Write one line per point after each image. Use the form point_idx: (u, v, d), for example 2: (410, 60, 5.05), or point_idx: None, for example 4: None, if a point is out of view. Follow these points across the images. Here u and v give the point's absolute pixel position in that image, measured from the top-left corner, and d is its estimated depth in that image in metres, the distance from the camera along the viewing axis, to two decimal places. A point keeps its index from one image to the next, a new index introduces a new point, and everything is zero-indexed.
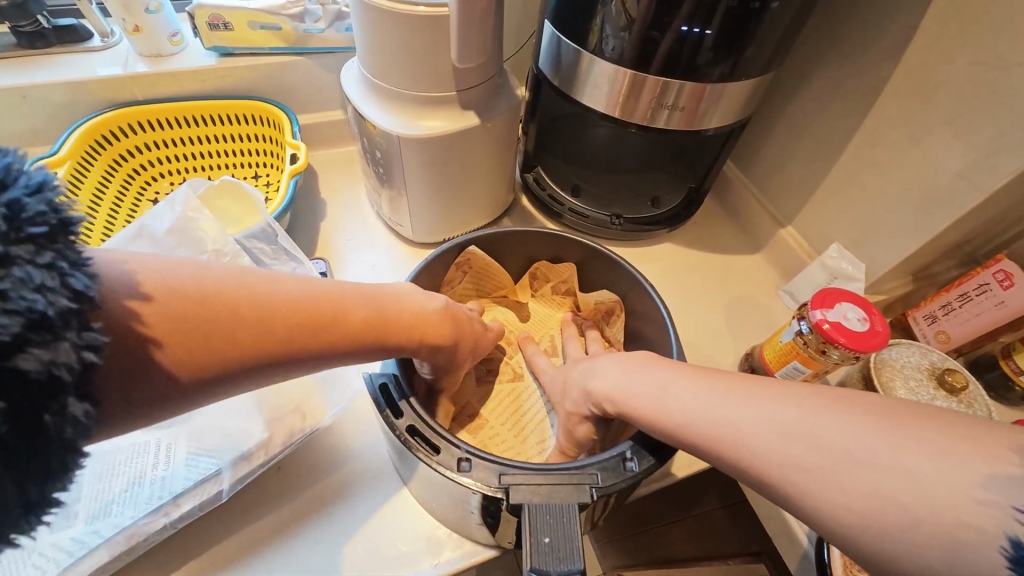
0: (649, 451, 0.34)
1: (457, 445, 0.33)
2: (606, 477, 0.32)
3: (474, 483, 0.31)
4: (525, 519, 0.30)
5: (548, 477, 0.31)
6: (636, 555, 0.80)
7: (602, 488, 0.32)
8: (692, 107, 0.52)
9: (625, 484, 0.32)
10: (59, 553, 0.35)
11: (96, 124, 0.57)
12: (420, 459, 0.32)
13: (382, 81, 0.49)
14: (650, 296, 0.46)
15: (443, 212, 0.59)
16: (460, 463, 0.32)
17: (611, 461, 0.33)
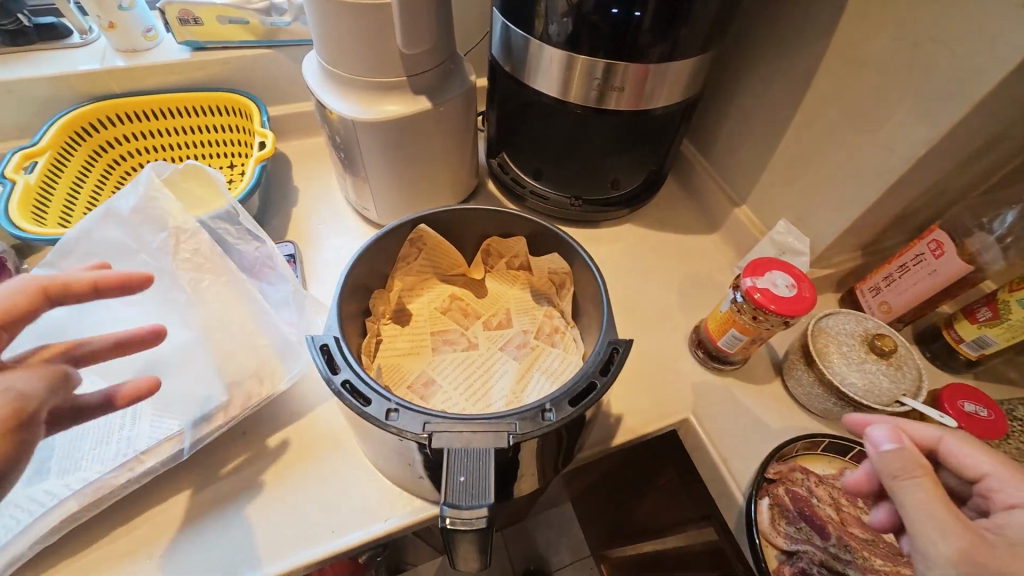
0: (570, 401, 0.36)
1: (387, 397, 0.35)
2: (525, 425, 0.34)
3: (401, 431, 0.34)
4: (445, 460, 0.32)
5: (469, 425, 0.34)
6: (613, 530, 0.83)
7: (520, 435, 0.34)
8: (636, 88, 0.55)
9: (543, 431, 0.34)
10: (32, 505, 0.38)
11: (75, 117, 0.60)
12: (353, 411, 0.35)
13: (336, 67, 0.51)
14: (590, 268, 0.47)
15: (406, 195, 0.62)
16: (389, 413, 0.34)
17: (530, 411, 0.35)
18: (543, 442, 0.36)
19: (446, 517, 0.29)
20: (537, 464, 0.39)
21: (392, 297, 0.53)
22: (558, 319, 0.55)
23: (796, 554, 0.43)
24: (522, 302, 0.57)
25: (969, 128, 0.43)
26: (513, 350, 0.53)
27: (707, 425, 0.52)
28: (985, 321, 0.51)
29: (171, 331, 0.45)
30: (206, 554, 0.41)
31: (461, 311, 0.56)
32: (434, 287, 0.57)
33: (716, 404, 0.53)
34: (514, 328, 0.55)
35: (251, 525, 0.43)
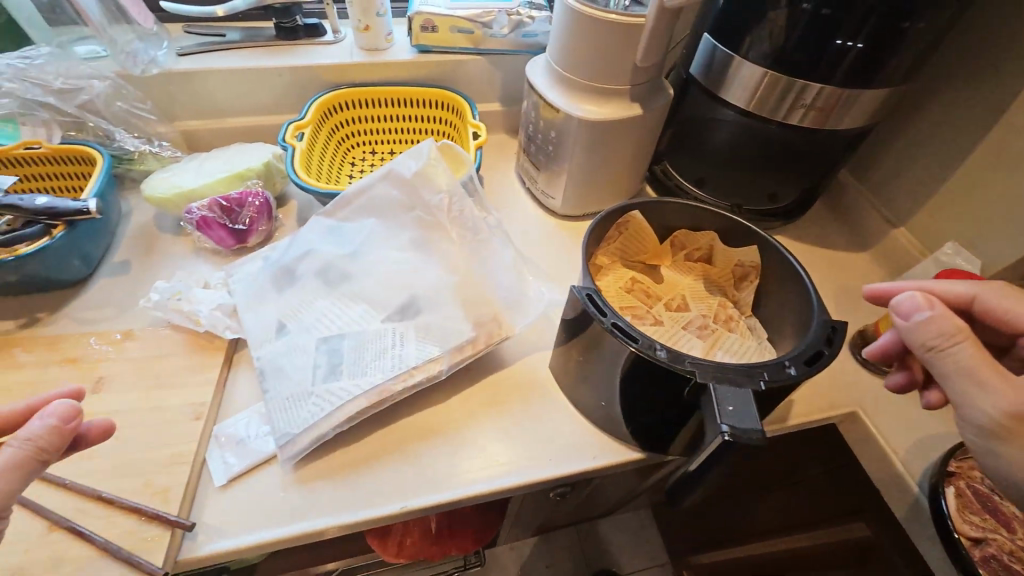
0: (804, 362, 0.42)
1: (651, 339, 0.43)
2: (771, 374, 0.41)
3: (668, 365, 0.41)
4: (712, 392, 0.39)
5: (725, 367, 0.41)
6: (724, 526, 0.86)
7: (769, 381, 0.40)
8: (826, 109, 0.61)
9: (787, 381, 0.40)
10: (333, 395, 0.49)
11: (327, 100, 0.73)
12: (624, 346, 0.42)
13: (569, 71, 0.61)
14: (789, 262, 0.54)
15: (592, 188, 0.71)
16: (655, 350, 0.42)
17: (774, 364, 0.41)
18: (779, 394, 0.42)
19: (727, 432, 0.37)
20: None
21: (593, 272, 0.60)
22: (734, 309, 0.61)
23: (984, 541, 0.46)
24: (697, 290, 0.63)
25: None
26: (696, 331, 0.59)
27: (874, 420, 0.56)
28: None
29: (430, 275, 0.55)
30: (453, 461, 0.50)
31: (644, 292, 0.63)
32: (618, 269, 0.63)
33: (882, 403, 0.58)
34: (693, 312, 0.61)
35: (486, 443, 0.51)
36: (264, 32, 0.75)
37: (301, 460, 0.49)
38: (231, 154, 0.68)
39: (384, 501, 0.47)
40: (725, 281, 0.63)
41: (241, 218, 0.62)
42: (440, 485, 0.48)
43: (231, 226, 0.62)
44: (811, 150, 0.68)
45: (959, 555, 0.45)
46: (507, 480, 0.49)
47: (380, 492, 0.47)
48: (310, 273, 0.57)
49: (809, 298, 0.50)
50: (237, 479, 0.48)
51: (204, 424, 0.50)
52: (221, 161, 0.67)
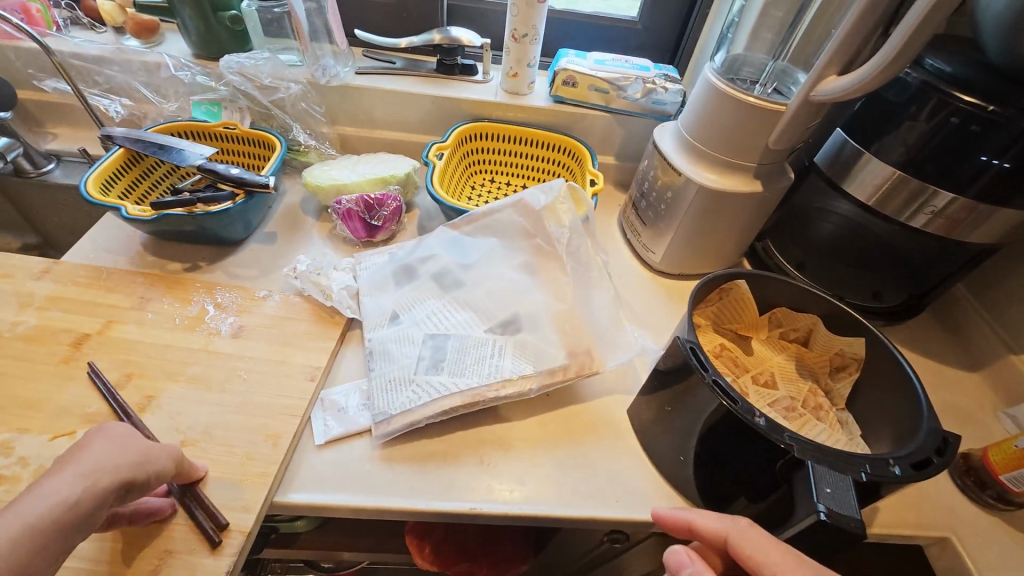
0: (910, 465, 0.41)
1: (748, 403, 0.44)
2: (873, 468, 0.40)
3: (765, 432, 0.42)
4: (810, 470, 0.39)
5: (825, 450, 0.41)
6: None
7: (872, 474, 0.39)
8: (956, 219, 0.60)
9: (891, 480, 0.39)
10: (432, 387, 0.53)
11: (467, 129, 0.82)
12: (721, 403, 0.44)
13: (699, 139, 0.65)
14: (897, 361, 0.53)
15: (693, 251, 0.73)
16: (754, 416, 0.43)
17: (878, 459, 0.40)
18: (878, 490, 0.41)
19: (822, 511, 0.37)
20: None
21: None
22: (824, 398, 0.60)
23: None
24: (786, 370, 0.62)
25: None
26: (782, 411, 0.58)
27: (970, 551, 0.52)
28: None
29: (538, 299, 0.59)
30: (525, 477, 0.52)
31: (731, 360, 0.63)
32: (710, 333, 0.64)
33: (980, 535, 0.53)
34: (781, 391, 0.60)
35: (557, 467, 0.53)
36: (426, 65, 0.87)
37: (390, 440, 0.53)
38: (380, 161, 0.78)
39: (457, 496, 0.50)
40: (819, 367, 0.62)
41: (378, 215, 0.71)
42: (509, 496, 0.50)
43: (368, 221, 0.71)
44: (938, 259, 0.66)
45: None
46: (574, 509, 0.50)
47: (455, 488, 0.50)
48: (429, 275, 0.63)
49: (919, 404, 0.49)
50: (333, 442, 0.52)
51: (316, 387, 0.55)
52: (370, 165, 0.77)
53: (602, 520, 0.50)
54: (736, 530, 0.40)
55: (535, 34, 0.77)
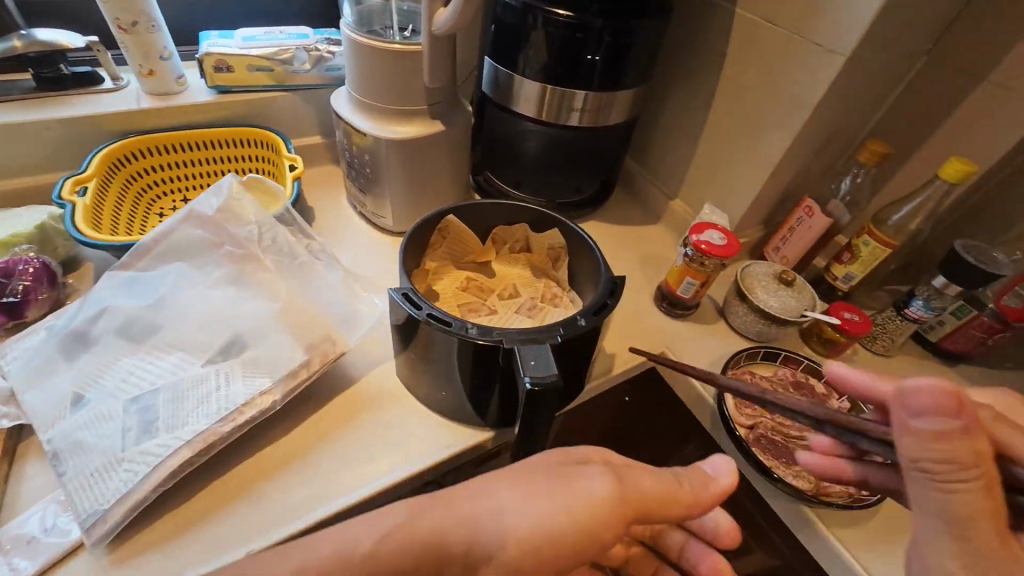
0: (593, 313, 0.50)
1: (462, 321, 0.48)
2: (565, 329, 0.48)
3: (479, 339, 0.46)
4: (517, 352, 0.45)
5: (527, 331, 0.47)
6: None
7: (565, 334, 0.47)
8: (594, 109, 0.74)
9: (578, 332, 0.48)
10: (150, 456, 0.44)
11: (115, 149, 0.67)
12: (438, 331, 0.47)
13: (368, 95, 0.66)
14: (583, 237, 0.63)
15: (418, 202, 0.75)
16: (468, 330, 0.47)
17: (567, 320, 0.49)
18: (579, 344, 0.49)
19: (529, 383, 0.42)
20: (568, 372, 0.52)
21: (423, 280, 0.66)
22: (557, 287, 0.69)
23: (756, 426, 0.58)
24: (525, 277, 0.70)
25: (811, 128, 0.65)
26: (527, 311, 0.66)
27: (677, 356, 0.68)
28: (849, 261, 0.75)
29: (252, 307, 0.53)
30: (305, 487, 0.49)
31: (478, 288, 0.69)
32: (452, 272, 0.69)
33: (681, 341, 0.70)
34: (523, 296, 0.68)
35: (336, 461, 0.51)
36: (21, 84, 0.68)
37: (120, 539, 0.44)
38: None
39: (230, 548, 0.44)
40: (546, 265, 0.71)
41: (12, 289, 0.54)
42: (291, 515, 0.47)
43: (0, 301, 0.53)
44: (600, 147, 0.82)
45: (741, 442, 0.56)
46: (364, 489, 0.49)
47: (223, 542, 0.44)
48: (109, 331, 0.52)
49: (598, 261, 0.60)
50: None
51: None
52: None
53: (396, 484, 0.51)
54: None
55: (149, 19, 0.65)
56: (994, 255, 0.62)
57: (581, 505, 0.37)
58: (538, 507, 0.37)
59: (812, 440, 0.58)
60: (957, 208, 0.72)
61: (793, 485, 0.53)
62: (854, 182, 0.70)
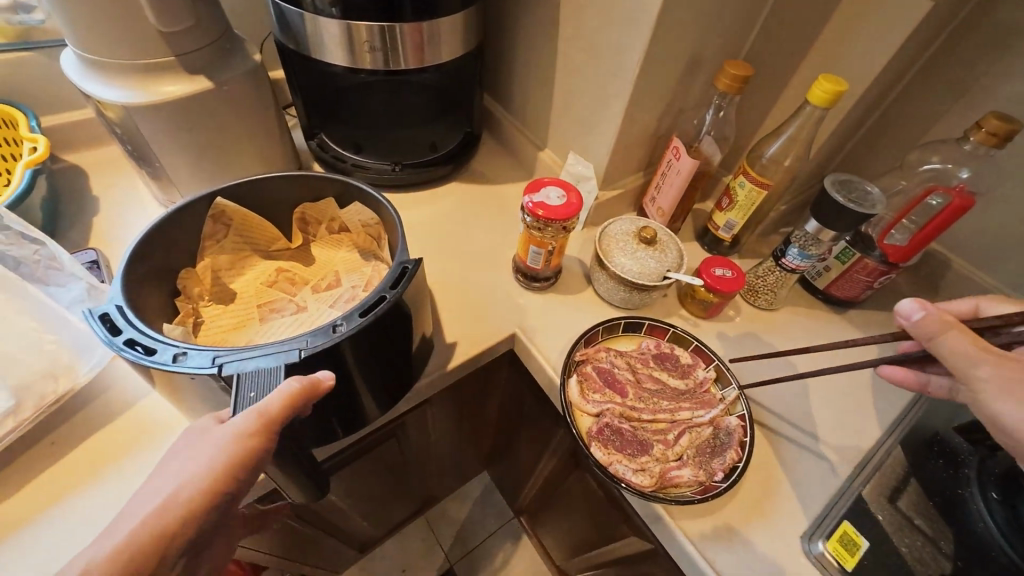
0: (360, 314, 0.39)
1: (173, 344, 0.36)
2: (314, 340, 0.37)
3: (188, 371, 0.35)
4: (235, 382, 0.34)
5: (259, 348, 0.36)
6: (521, 465, 0.90)
7: (310, 348, 0.36)
8: (415, 47, 0.60)
9: (330, 342, 0.37)
10: None
11: None
12: (133, 361, 0.35)
13: (93, 52, 0.50)
14: (391, 214, 0.48)
15: (217, 182, 0.62)
16: (176, 356, 0.35)
17: (320, 328, 0.37)
18: (345, 356, 0.39)
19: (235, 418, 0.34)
20: (354, 385, 0.42)
21: (203, 276, 0.50)
22: (386, 270, 0.53)
23: (602, 412, 0.51)
24: (351, 262, 0.55)
25: (658, 52, 0.54)
26: (343, 305, 0.51)
27: (531, 336, 0.60)
28: (728, 207, 0.66)
29: None
30: (14, 566, 0.38)
31: (289, 281, 0.54)
32: (258, 264, 0.55)
33: (539, 318, 0.61)
34: (344, 286, 0.53)
35: (66, 525, 0.40)
36: None
37: None
38: None
39: None
40: (372, 246, 0.54)
41: None
42: None
43: None
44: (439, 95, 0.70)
45: (581, 436, 0.49)
46: None
47: None
48: None
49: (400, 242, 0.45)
50: None
51: None
52: None
53: None
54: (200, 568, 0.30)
55: None
56: (866, 189, 0.56)
57: (218, 450, 0.31)
58: (185, 469, 0.32)
59: (666, 422, 0.52)
60: (839, 135, 0.63)
61: (633, 482, 0.46)
62: (717, 115, 0.60)
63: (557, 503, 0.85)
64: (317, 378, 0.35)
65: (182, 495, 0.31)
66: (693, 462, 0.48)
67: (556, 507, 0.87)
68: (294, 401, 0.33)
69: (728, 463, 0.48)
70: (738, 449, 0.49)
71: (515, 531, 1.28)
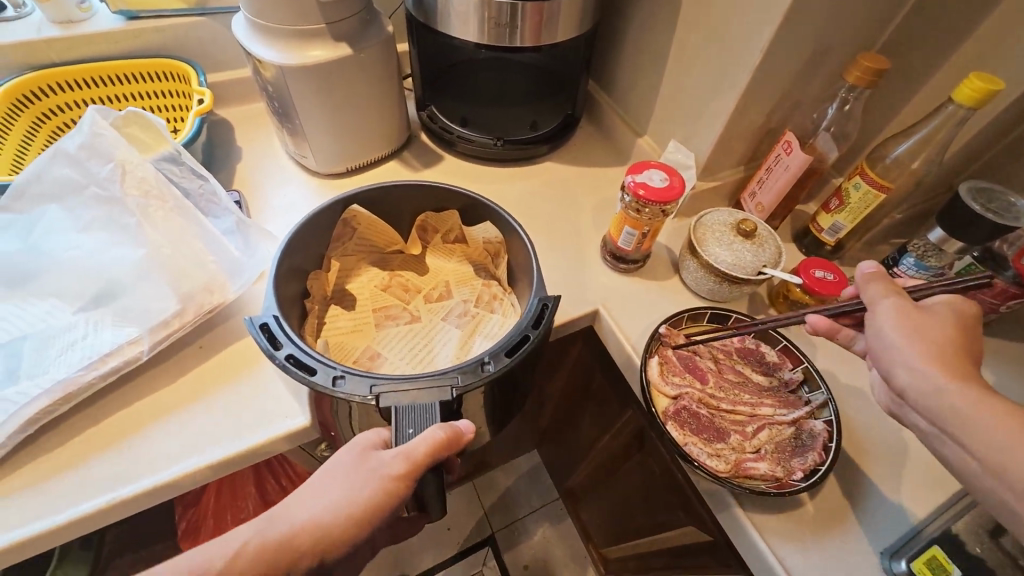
0: (506, 353, 0.42)
1: (333, 367, 0.40)
2: (466, 378, 0.40)
3: (349, 395, 0.39)
4: (394, 415, 0.39)
5: (415, 384, 0.40)
6: (578, 445, 0.92)
7: (462, 387, 0.40)
8: (533, 24, 0.62)
9: (482, 380, 0.40)
10: (8, 402, 0.44)
11: (16, 86, 0.64)
12: (299, 381, 0.39)
13: (262, 18, 0.57)
14: (523, 240, 0.51)
15: (343, 143, 0.69)
16: (335, 381, 0.39)
17: (470, 365, 0.41)
18: (483, 390, 0.42)
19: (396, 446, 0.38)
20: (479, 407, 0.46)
21: (329, 279, 0.54)
22: (497, 287, 0.57)
23: (680, 395, 0.51)
24: (462, 273, 0.59)
25: (786, 39, 0.53)
26: (455, 319, 0.56)
27: (614, 315, 0.61)
28: (835, 209, 0.63)
29: (124, 252, 0.50)
30: (174, 442, 0.47)
31: (402, 288, 0.58)
32: (370, 268, 0.58)
33: (622, 299, 0.62)
34: (455, 299, 0.57)
35: (211, 412, 0.49)
36: None
37: None
38: None
39: (90, 494, 0.44)
40: (485, 260, 0.59)
41: None
42: (157, 467, 0.45)
43: None
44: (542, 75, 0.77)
45: (657, 415, 0.50)
46: (236, 444, 0.47)
47: (86, 487, 0.44)
48: None
49: (531, 258, 0.50)
50: None
51: None
52: None
53: (272, 441, 0.48)
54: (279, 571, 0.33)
55: None
56: (1010, 200, 0.51)
57: (372, 487, 0.34)
58: (337, 490, 0.35)
59: (746, 415, 0.51)
60: (981, 140, 0.58)
61: (707, 465, 0.47)
62: (842, 110, 0.57)
63: (609, 486, 0.86)
64: (458, 428, 0.37)
65: (334, 513, 0.34)
66: (772, 457, 0.48)
67: (607, 490, 0.88)
68: (439, 450, 0.35)
69: (809, 464, 0.47)
70: (822, 452, 0.48)
71: (557, 512, 1.30)
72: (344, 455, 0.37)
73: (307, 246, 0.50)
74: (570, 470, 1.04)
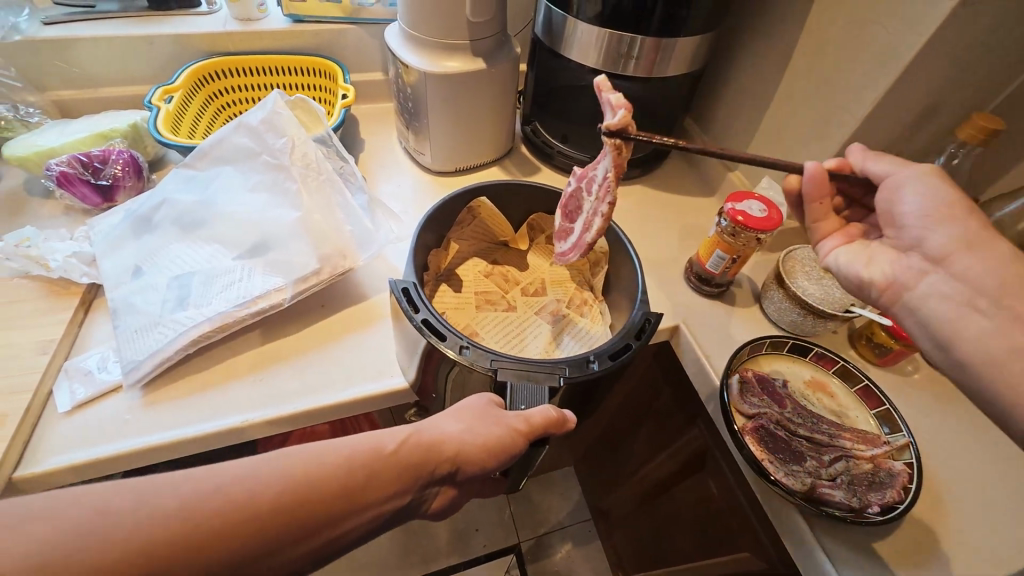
0: (610, 357, 0.46)
1: (459, 337, 0.45)
2: (572, 370, 0.44)
3: (472, 363, 0.44)
4: (509, 390, 0.43)
5: (527, 366, 0.44)
6: (625, 463, 0.94)
7: (569, 377, 0.44)
8: (650, 58, 0.68)
9: (587, 376, 0.44)
10: (178, 324, 0.52)
11: (201, 67, 0.75)
12: (429, 342, 0.45)
13: (416, 30, 0.66)
14: (627, 247, 0.55)
15: (458, 146, 0.76)
16: (460, 349, 0.45)
17: (577, 360, 0.45)
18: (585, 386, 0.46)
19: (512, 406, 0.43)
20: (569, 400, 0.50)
21: (445, 258, 0.60)
22: (589, 294, 0.62)
23: (757, 414, 0.53)
24: (557, 275, 0.65)
25: (900, 93, 0.55)
26: (547, 315, 0.60)
27: (694, 332, 0.64)
28: None
29: (280, 212, 0.58)
30: (298, 380, 0.53)
31: (503, 278, 0.63)
32: (476, 257, 0.64)
33: (703, 318, 0.65)
34: (549, 297, 0.62)
35: (336, 361, 0.55)
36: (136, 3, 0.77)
37: (149, 386, 0.51)
38: (105, 116, 0.70)
39: (225, 413, 0.50)
40: (582, 267, 0.64)
41: (106, 174, 0.63)
42: (282, 400, 0.52)
43: (95, 181, 0.63)
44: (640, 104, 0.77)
45: (737, 430, 0.52)
46: (350, 391, 0.53)
47: (225, 407, 0.51)
48: (168, 219, 0.59)
49: (635, 266, 0.54)
50: (82, 406, 0.49)
51: (52, 358, 0.51)
52: (86, 125, 0.69)
53: (377, 393, 0.54)
54: (417, 478, 0.36)
55: None
56: None
57: (501, 432, 0.39)
58: (464, 423, 0.39)
59: (826, 445, 0.52)
60: None
61: (785, 484, 0.48)
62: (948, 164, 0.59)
63: (654, 508, 0.87)
64: (565, 412, 0.42)
65: (465, 442, 0.38)
66: (849, 487, 0.49)
67: (651, 512, 0.88)
68: (552, 424, 0.40)
69: (887, 500, 0.48)
70: (901, 491, 0.48)
71: (584, 534, 1.30)
72: (473, 399, 0.42)
73: (433, 227, 0.56)
74: (611, 489, 1.05)
